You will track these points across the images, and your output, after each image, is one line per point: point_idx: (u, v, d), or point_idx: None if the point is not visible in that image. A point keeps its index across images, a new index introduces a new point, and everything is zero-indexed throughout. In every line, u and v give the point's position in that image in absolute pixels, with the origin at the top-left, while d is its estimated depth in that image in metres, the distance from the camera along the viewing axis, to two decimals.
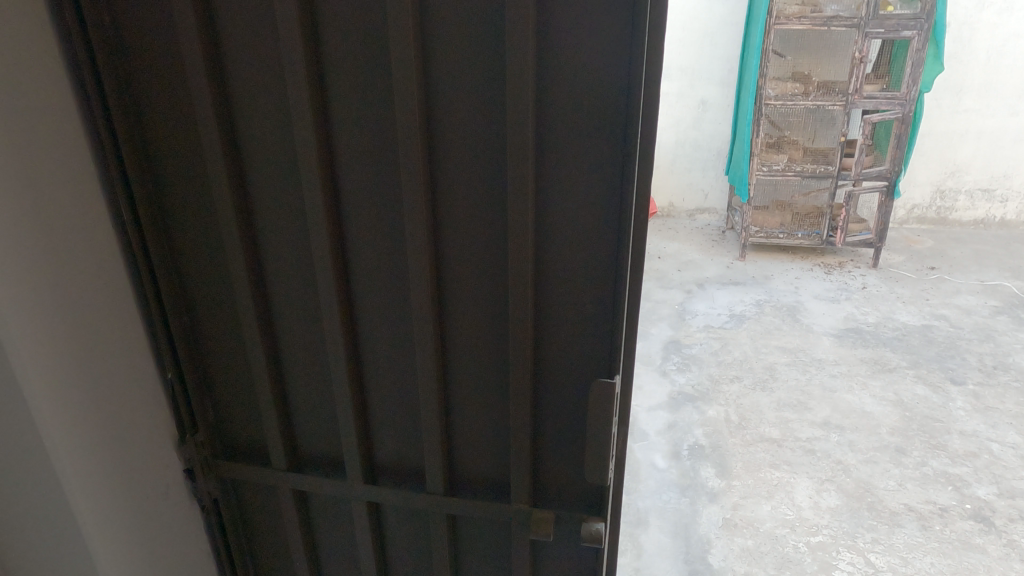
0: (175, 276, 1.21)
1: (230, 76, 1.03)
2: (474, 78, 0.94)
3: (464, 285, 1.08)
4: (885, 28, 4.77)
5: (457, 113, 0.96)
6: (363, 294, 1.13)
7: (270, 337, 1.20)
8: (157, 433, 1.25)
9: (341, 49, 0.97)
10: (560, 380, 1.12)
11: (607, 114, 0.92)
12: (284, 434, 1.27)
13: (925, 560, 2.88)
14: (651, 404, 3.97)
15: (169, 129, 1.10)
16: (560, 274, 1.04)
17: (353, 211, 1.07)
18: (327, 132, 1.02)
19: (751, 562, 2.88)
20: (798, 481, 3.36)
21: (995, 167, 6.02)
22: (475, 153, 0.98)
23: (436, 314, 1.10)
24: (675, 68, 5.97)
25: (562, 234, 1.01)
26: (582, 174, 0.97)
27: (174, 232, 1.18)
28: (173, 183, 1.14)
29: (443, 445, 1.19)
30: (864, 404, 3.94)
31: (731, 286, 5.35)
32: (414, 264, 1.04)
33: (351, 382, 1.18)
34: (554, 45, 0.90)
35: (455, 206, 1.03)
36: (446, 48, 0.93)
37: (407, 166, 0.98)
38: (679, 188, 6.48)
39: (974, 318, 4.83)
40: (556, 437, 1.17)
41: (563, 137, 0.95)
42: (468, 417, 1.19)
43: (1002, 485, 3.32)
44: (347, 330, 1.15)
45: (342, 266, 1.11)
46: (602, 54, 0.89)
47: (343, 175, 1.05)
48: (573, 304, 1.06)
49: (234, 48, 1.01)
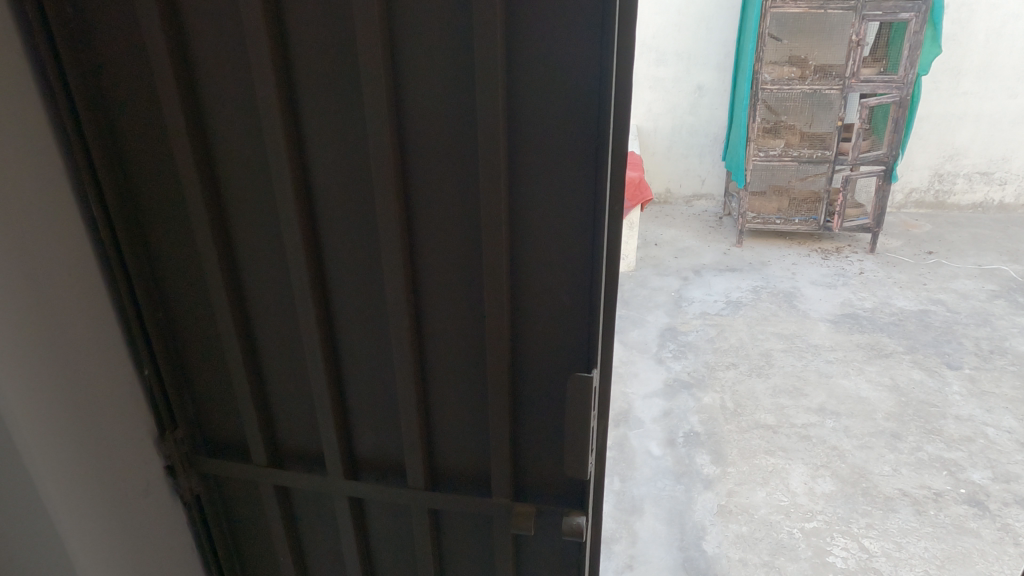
0: (149, 273, 1.19)
1: (195, 70, 1.01)
2: (443, 69, 0.92)
3: (439, 281, 1.07)
4: (882, 10, 4.72)
5: (427, 107, 0.95)
6: (338, 291, 1.12)
7: (248, 335, 1.19)
8: (136, 431, 1.24)
9: (307, 42, 0.95)
10: (538, 374, 1.11)
11: (577, 107, 0.91)
12: (265, 431, 1.26)
13: (919, 544, 2.89)
14: (647, 391, 3.97)
15: (137, 125, 1.08)
16: (535, 267, 1.03)
17: (326, 207, 1.06)
18: (296, 126, 1.00)
19: (745, 549, 2.89)
20: (792, 467, 3.36)
21: (993, 149, 5.98)
22: (445, 146, 0.97)
23: (412, 310, 1.09)
24: (671, 53, 5.91)
25: (538, 229, 1.00)
26: (555, 167, 0.95)
27: (147, 228, 1.17)
28: (142, 179, 1.12)
29: (423, 441, 1.19)
30: (859, 390, 3.94)
31: (728, 273, 5.34)
32: (388, 259, 1.03)
33: (329, 379, 1.17)
34: (523, 35, 0.88)
35: (428, 200, 1.01)
36: (413, 39, 0.91)
37: (378, 162, 0.96)
38: (676, 174, 6.44)
39: (972, 302, 4.82)
40: (537, 431, 1.16)
41: (535, 128, 0.93)
42: (447, 412, 1.18)
43: (998, 469, 3.33)
44: (323, 325, 1.13)
45: (317, 262, 1.10)
46: (572, 44, 0.87)
47: (315, 171, 1.03)
48: (549, 296, 1.05)
49: (199, 41, 0.99)
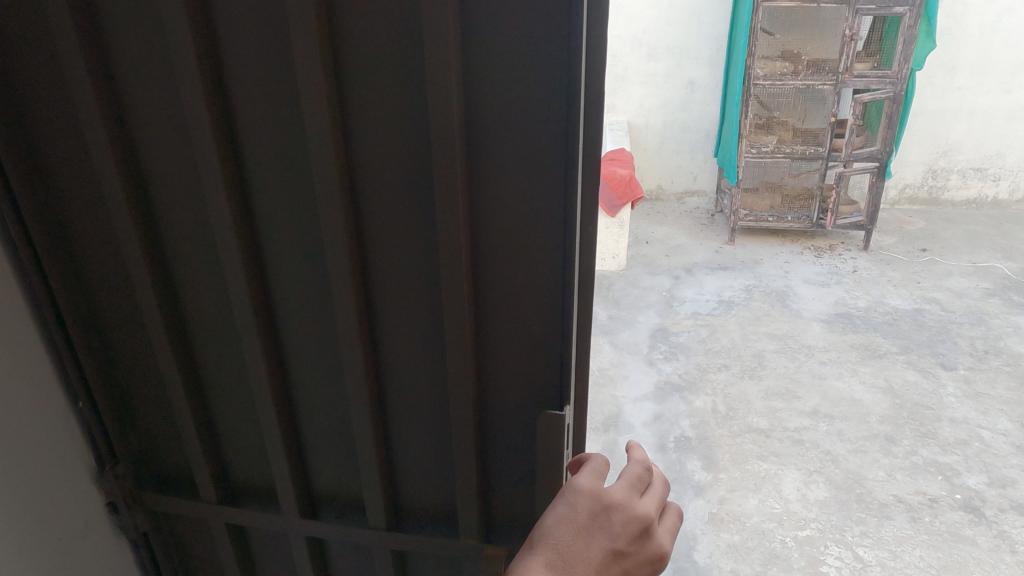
0: (81, 297, 1.09)
1: (118, 76, 0.91)
2: (392, 76, 0.82)
3: (396, 305, 0.97)
4: (875, 4, 4.63)
5: (375, 117, 0.85)
6: (288, 319, 1.02)
7: (191, 364, 1.09)
8: (71, 468, 1.13)
9: (239, 45, 0.84)
10: (507, 405, 1.02)
11: (543, 120, 0.81)
12: (213, 466, 1.16)
13: (915, 553, 2.82)
14: (637, 395, 3.88)
15: (57, 137, 0.97)
16: (500, 294, 0.94)
17: (268, 228, 0.95)
18: (232, 136, 0.90)
19: (737, 559, 2.82)
20: (785, 473, 3.28)
21: (987, 145, 5.91)
22: (398, 158, 0.87)
23: (367, 340, 0.98)
24: (662, 47, 5.80)
25: (502, 252, 0.90)
26: (522, 181, 0.85)
27: (76, 249, 1.06)
28: (66, 194, 1.01)
29: (382, 476, 1.09)
30: (853, 392, 3.87)
31: (720, 271, 5.25)
32: (338, 285, 0.93)
33: (280, 413, 1.07)
34: (481, 32, 0.78)
35: (381, 221, 0.91)
36: (358, 43, 0.81)
37: (321, 181, 0.86)
38: (667, 171, 6.34)
39: (966, 301, 4.75)
40: (505, 467, 1.07)
41: (496, 143, 0.84)
42: (409, 445, 1.09)
43: (993, 473, 3.26)
44: (270, 357, 1.03)
45: (261, 286, 0.99)
46: (535, 42, 0.78)
47: (254, 186, 0.93)
48: (516, 326, 0.95)
49: (120, 43, 0.88)
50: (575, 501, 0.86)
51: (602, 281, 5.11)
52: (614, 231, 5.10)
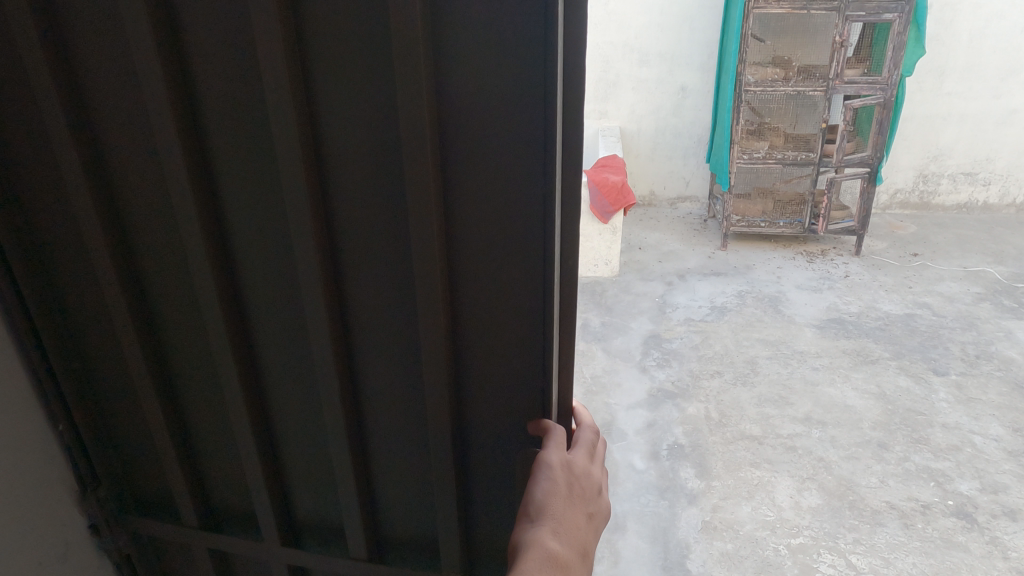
0: (58, 314, 1.08)
1: (89, 96, 0.90)
2: (361, 96, 0.81)
3: (372, 322, 0.96)
4: (866, 10, 4.66)
5: (344, 137, 0.84)
6: (262, 342, 1.01)
7: (167, 386, 1.08)
8: (54, 491, 1.12)
9: (208, 65, 0.84)
10: (487, 426, 1.02)
11: (519, 145, 0.82)
12: (194, 491, 1.15)
13: (907, 560, 2.83)
14: (630, 402, 3.87)
15: (27, 156, 0.96)
16: (475, 315, 0.94)
17: (241, 249, 0.95)
18: (202, 153, 0.89)
19: (731, 567, 2.83)
20: (778, 481, 3.28)
21: (977, 150, 5.94)
22: (371, 176, 0.86)
23: (343, 364, 0.97)
24: (653, 54, 5.82)
25: (478, 273, 0.91)
26: (498, 203, 0.85)
27: (52, 268, 1.05)
28: (39, 211, 1.00)
29: (361, 498, 1.07)
30: (845, 398, 3.87)
31: (713, 277, 5.26)
32: (312, 308, 0.92)
33: (257, 435, 1.05)
34: (452, 52, 0.78)
35: (354, 241, 0.91)
36: (326, 64, 0.81)
37: (294, 204, 0.85)
38: (659, 176, 6.34)
39: (957, 306, 4.77)
40: (488, 488, 1.07)
41: (469, 165, 0.84)
42: (387, 469, 1.08)
43: (985, 479, 3.27)
44: (247, 380, 1.02)
45: (236, 310, 0.98)
46: (507, 59, 0.77)
47: (227, 207, 0.92)
48: (495, 348, 0.95)
49: (90, 62, 0.88)
50: (554, 473, 0.89)
51: (594, 287, 5.11)
52: (607, 237, 5.10)
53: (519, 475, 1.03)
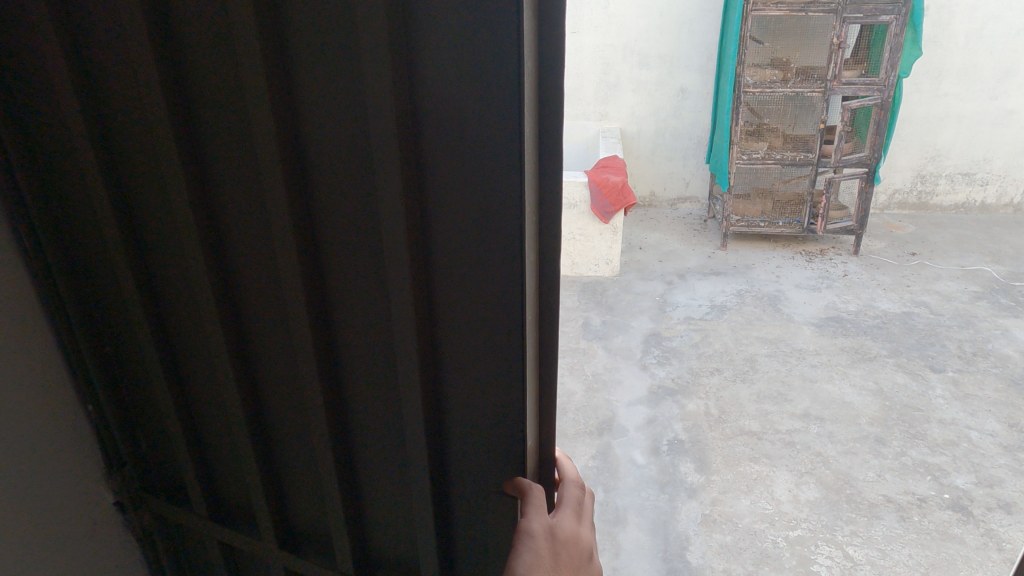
0: (72, 272, 1.22)
1: (95, 74, 1.04)
2: (335, 82, 0.89)
3: (348, 286, 1.06)
4: (863, 12, 4.73)
5: (319, 118, 0.93)
6: (251, 297, 1.14)
7: (167, 347, 1.24)
8: (63, 430, 1.29)
9: (196, 49, 0.96)
10: (460, 390, 1.09)
11: (484, 132, 0.86)
12: (187, 430, 1.31)
13: (904, 551, 2.88)
14: (631, 399, 3.93)
15: (48, 149, 1.12)
16: (448, 286, 1.01)
17: (232, 213, 1.07)
18: (190, 125, 1.02)
19: (730, 559, 2.88)
20: (777, 475, 3.34)
21: (975, 150, 6.00)
22: (343, 163, 0.95)
23: (317, 322, 1.08)
24: (653, 56, 5.88)
25: (450, 248, 0.97)
26: (464, 184, 0.91)
27: (64, 224, 1.19)
28: (57, 176, 1.15)
29: (341, 471, 1.22)
30: (843, 394, 3.92)
31: (713, 277, 5.32)
32: (290, 272, 1.02)
33: (239, 379, 1.19)
34: (420, 88, 0.87)
35: (331, 212, 1.00)
36: (302, 51, 0.89)
37: (269, 176, 0.95)
38: (660, 177, 6.40)
39: (955, 304, 4.82)
40: (459, 448, 1.15)
41: (437, 147, 0.90)
42: (362, 419, 1.19)
43: (981, 473, 3.32)
44: (230, 330, 1.15)
45: (221, 265, 1.12)
46: (466, 51, 0.82)
47: (213, 176, 1.05)
48: (464, 317, 1.02)
49: (96, 45, 1.01)
50: (536, 545, 0.93)
51: (596, 287, 5.17)
52: (608, 237, 5.16)
53: (497, 434, 1.09)
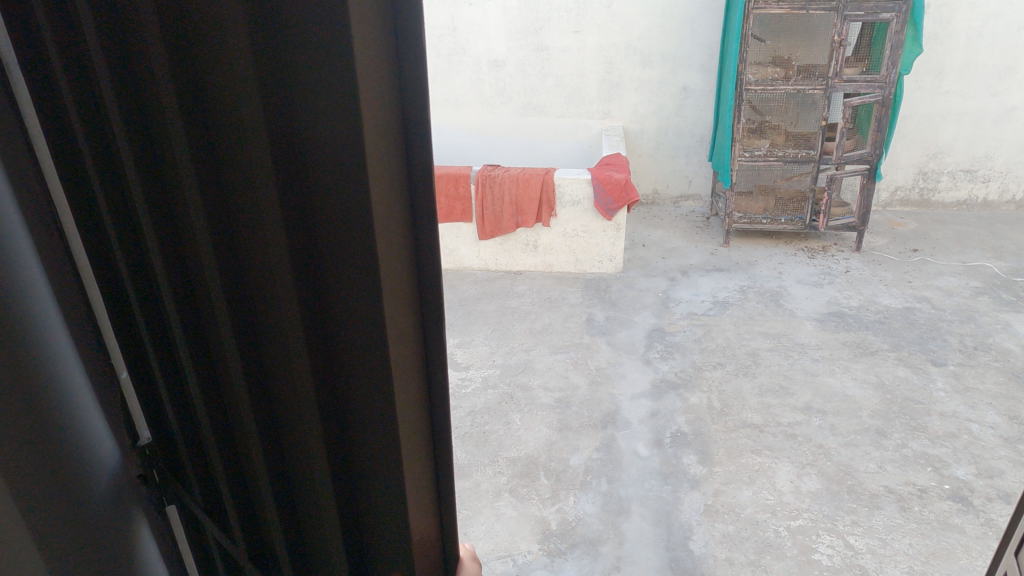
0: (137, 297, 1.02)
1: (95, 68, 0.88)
2: (227, 108, 0.75)
3: (273, 345, 0.90)
4: (864, 10, 4.77)
5: (225, 146, 0.79)
6: (205, 343, 0.99)
7: (177, 386, 1.09)
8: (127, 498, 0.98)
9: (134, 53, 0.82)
10: (371, 470, 0.93)
11: (349, 182, 0.72)
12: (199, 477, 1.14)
13: (904, 540, 2.93)
14: (634, 392, 3.98)
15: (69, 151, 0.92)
16: (350, 352, 0.85)
17: (182, 247, 0.93)
18: (148, 140, 0.88)
19: (732, 548, 2.93)
20: (779, 466, 3.38)
21: (977, 147, 6.02)
22: (248, 206, 0.80)
23: (254, 379, 0.93)
24: (656, 55, 5.92)
25: (349, 309, 0.82)
26: (350, 234, 0.76)
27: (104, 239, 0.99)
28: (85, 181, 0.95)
29: (289, 547, 1.05)
30: (845, 388, 3.96)
31: (715, 273, 5.36)
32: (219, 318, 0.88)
33: (217, 430, 1.04)
34: (301, 119, 0.72)
35: (245, 258, 0.86)
36: (203, 66, 0.76)
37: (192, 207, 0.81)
38: (662, 175, 6.44)
39: (956, 300, 4.86)
40: (381, 533, 0.98)
41: (327, 190, 0.75)
42: (303, 495, 1.02)
43: (981, 464, 3.36)
44: (206, 373, 1.01)
45: (188, 302, 0.97)
46: (333, 75, 0.67)
47: (167, 202, 0.91)
48: (369, 389, 0.86)
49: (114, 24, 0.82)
50: None
51: (599, 283, 5.21)
52: (611, 234, 5.21)
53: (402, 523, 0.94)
